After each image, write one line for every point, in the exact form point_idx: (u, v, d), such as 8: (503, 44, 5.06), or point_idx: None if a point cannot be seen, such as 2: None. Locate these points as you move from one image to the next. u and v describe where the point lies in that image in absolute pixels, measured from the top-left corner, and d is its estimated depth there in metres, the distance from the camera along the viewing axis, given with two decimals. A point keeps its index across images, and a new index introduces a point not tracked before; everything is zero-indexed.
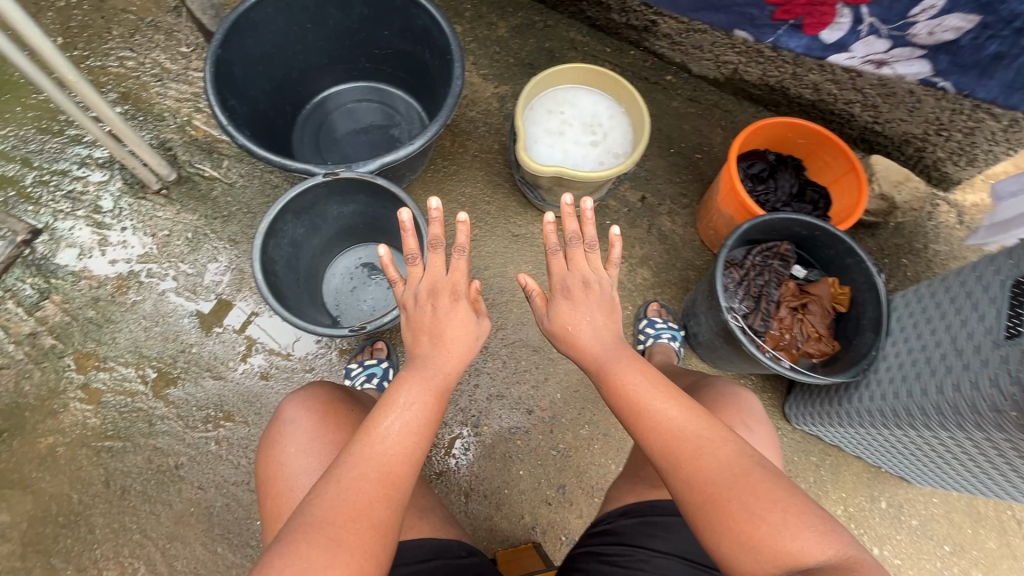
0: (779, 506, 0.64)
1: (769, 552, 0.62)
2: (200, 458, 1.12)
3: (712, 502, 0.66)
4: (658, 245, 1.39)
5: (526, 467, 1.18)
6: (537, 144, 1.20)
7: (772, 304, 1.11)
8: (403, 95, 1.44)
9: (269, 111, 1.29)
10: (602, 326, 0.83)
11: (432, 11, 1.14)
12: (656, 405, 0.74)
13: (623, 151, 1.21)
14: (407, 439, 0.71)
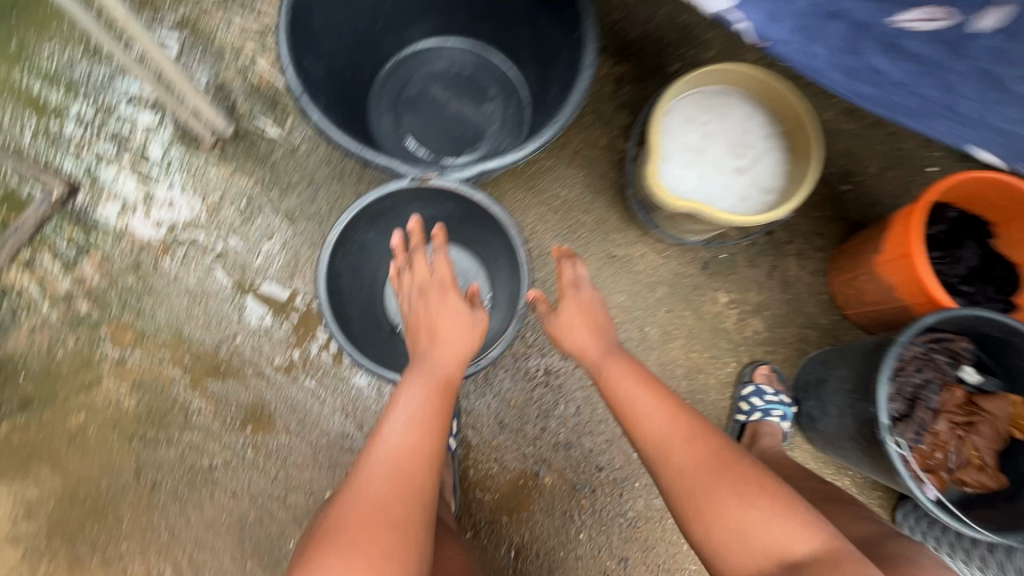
0: (767, 506, 0.69)
1: (758, 543, 0.68)
2: (236, 463, 1.02)
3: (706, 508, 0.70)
4: (778, 293, 1.16)
5: (586, 530, 1.05)
6: (669, 163, 0.96)
7: (929, 412, 0.90)
8: (502, 62, 1.19)
9: (346, 69, 1.06)
10: (587, 333, 0.87)
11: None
12: (644, 406, 0.79)
13: (773, 186, 0.96)
14: (411, 435, 0.71)
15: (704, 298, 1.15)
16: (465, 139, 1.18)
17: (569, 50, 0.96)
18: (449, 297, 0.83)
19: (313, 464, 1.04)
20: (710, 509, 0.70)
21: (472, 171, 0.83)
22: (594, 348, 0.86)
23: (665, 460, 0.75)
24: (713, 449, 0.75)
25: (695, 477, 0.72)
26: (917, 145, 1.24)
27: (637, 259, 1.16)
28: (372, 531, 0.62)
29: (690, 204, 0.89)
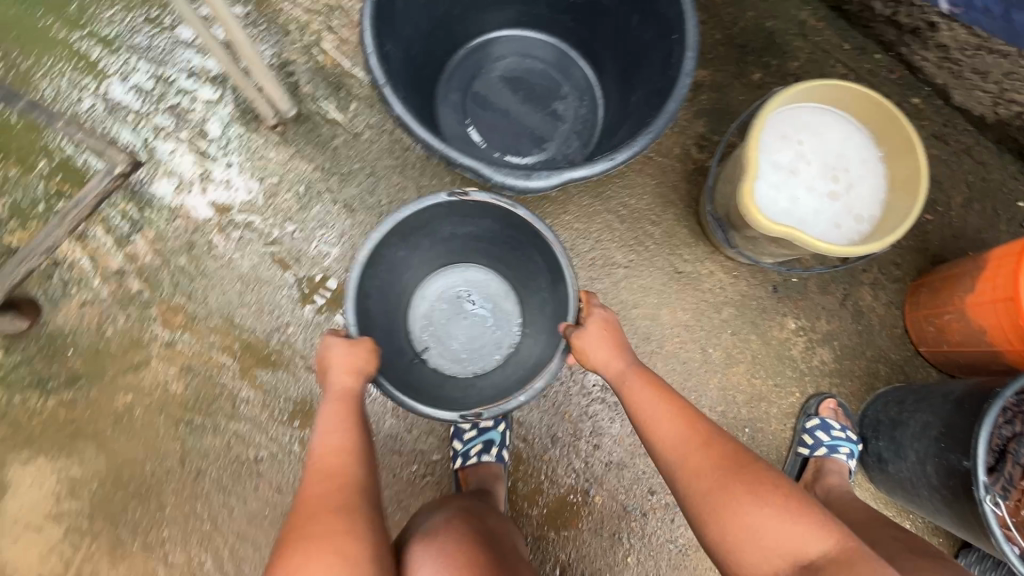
0: (785, 510, 0.64)
1: (774, 544, 0.63)
2: (282, 457, 1.00)
3: (720, 515, 0.65)
4: (849, 324, 1.11)
5: (634, 554, 1.02)
6: (760, 183, 0.91)
7: (1017, 466, 0.85)
8: (578, 59, 1.14)
9: (419, 56, 1.00)
10: (612, 349, 0.77)
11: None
12: (665, 413, 0.73)
13: (869, 215, 0.91)
14: (332, 445, 0.69)
15: (771, 322, 1.10)
16: (533, 137, 1.12)
17: (662, 53, 0.90)
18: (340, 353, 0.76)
19: None
20: (723, 518, 0.65)
21: (556, 180, 0.79)
22: (618, 364, 0.77)
23: (684, 470, 0.69)
24: (730, 451, 0.70)
25: (713, 482, 0.67)
26: (1007, 177, 1.17)
27: (704, 277, 1.11)
28: (297, 547, 0.59)
29: (785, 229, 0.83)
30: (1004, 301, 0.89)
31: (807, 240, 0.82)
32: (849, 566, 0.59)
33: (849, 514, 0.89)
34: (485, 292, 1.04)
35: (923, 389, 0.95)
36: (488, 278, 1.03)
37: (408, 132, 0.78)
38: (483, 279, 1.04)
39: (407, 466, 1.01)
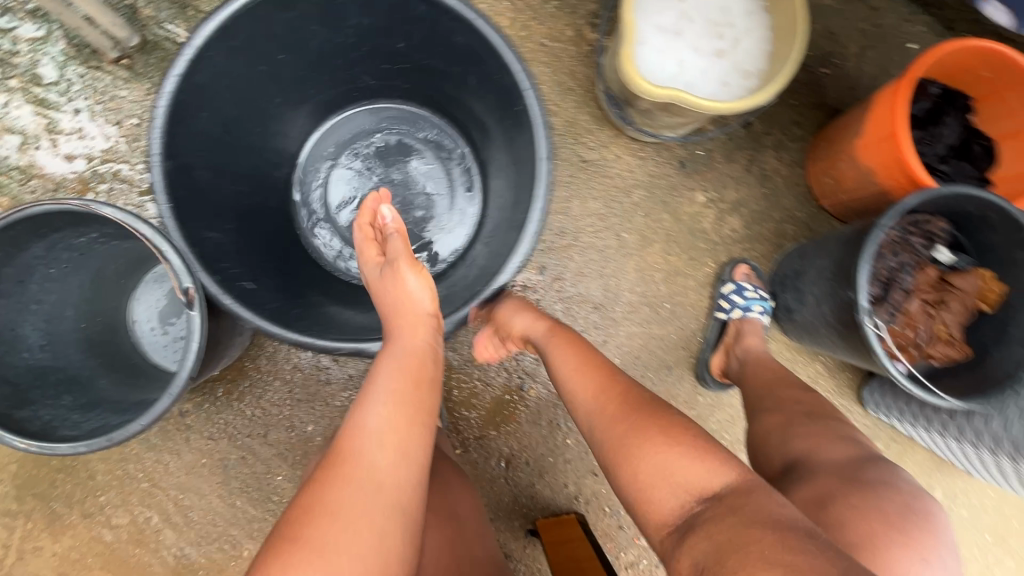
0: (685, 448, 0.61)
1: (674, 478, 0.59)
2: (207, 407, 0.98)
3: (631, 458, 0.63)
4: (755, 188, 1.13)
5: (573, 435, 1.06)
6: (645, 48, 0.87)
7: (903, 293, 0.91)
8: (428, 118, 1.05)
9: (252, 179, 0.89)
10: (530, 317, 0.87)
11: (493, 40, 0.74)
12: (575, 366, 0.78)
13: (756, 69, 0.89)
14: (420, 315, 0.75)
15: (681, 198, 1.11)
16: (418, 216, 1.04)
17: (512, 119, 0.82)
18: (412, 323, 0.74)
19: (290, 401, 1.00)
20: (632, 462, 0.63)
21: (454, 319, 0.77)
22: (537, 328, 0.85)
23: (596, 413, 0.72)
24: (644, 398, 0.70)
25: (618, 427, 0.68)
26: (899, 20, 1.17)
27: (611, 163, 1.09)
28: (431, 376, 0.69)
29: (668, 92, 0.81)
30: (885, 141, 0.91)
31: (692, 101, 0.81)
32: (743, 494, 0.55)
33: (761, 371, 0.94)
34: (159, 302, 0.96)
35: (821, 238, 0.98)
36: (124, 301, 0.94)
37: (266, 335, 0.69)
38: (134, 307, 0.95)
39: (340, 394, 1.01)
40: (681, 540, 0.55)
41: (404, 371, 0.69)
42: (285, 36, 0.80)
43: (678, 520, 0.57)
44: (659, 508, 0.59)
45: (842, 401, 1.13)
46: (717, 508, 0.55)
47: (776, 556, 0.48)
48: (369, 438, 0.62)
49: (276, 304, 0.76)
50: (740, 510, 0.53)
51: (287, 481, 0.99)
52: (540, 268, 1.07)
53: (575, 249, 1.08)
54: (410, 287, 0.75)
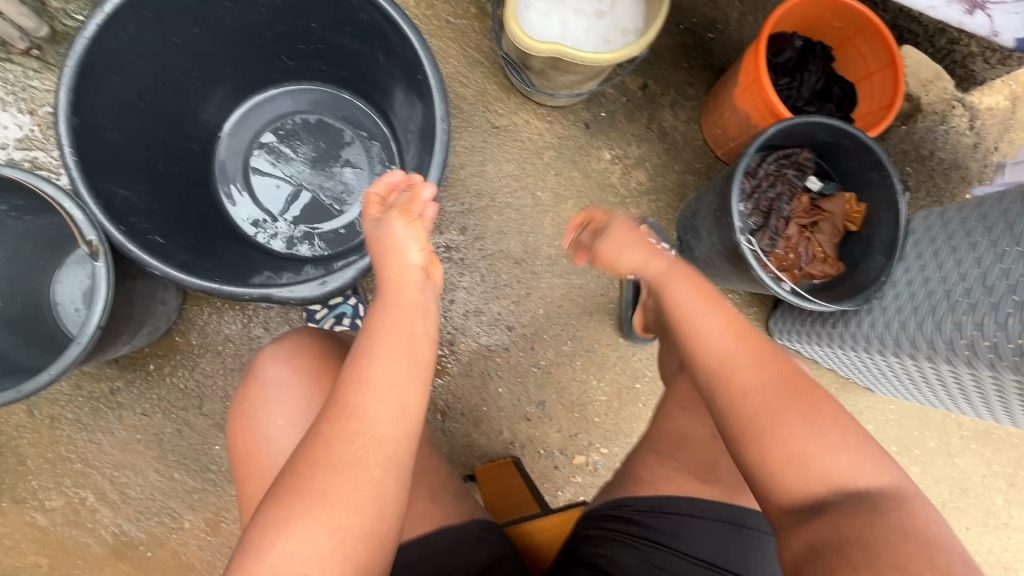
0: (840, 441, 0.57)
1: (816, 469, 0.56)
2: (138, 383, 0.99)
3: (762, 434, 0.58)
4: (656, 144, 1.22)
5: (505, 384, 1.12)
6: (530, 12, 0.95)
7: (781, 220, 1.01)
8: (347, 98, 1.09)
9: (168, 148, 0.92)
10: (644, 250, 0.76)
11: (391, 14, 0.81)
12: (695, 323, 0.65)
13: (633, 27, 0.99)
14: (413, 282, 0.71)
15: (589, 157, 1.19)
16: (337, 190, 1.08)
17: (414, 85, 0.89)
18: (395, 272, 0.72)
19: (223, 371, 1.02)
20: (763, 432, 0.58)
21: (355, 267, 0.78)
22: (658, 266, 0.74)
23: (721, 373, 0.62)
24: (785, 369, 0.61)
25: (760, 402, 0.59)
26: None
27: (522, 127, 1.17)
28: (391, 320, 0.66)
29: (551, 47, 0.89)
30: (754, 86, 1.02)
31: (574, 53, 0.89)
32: (892, 498, 0.55)
33: None
34: (80, 283, 0.96)
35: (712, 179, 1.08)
36: (47, 283, 0.95)
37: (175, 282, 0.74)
38: (58, 289, 0.95)
39: None
40: (803, 522, 0.56)
41: (393, 323, 0.65)
42: (192, 15, 0.84)
43: (806, 504, 0.56)
44: (780, 489, 0.57)
45: None
46: (851, 502, 0.55)
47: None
48: (368, 394, 0.59)
49: (184, 258, 0.79)
50: (857, 516, 0.53)
51: (225, 450, 1.01)
52: (462, 229, 1.13)
53: (493, 209, 1.15)
54: (397, 235, 0.73)
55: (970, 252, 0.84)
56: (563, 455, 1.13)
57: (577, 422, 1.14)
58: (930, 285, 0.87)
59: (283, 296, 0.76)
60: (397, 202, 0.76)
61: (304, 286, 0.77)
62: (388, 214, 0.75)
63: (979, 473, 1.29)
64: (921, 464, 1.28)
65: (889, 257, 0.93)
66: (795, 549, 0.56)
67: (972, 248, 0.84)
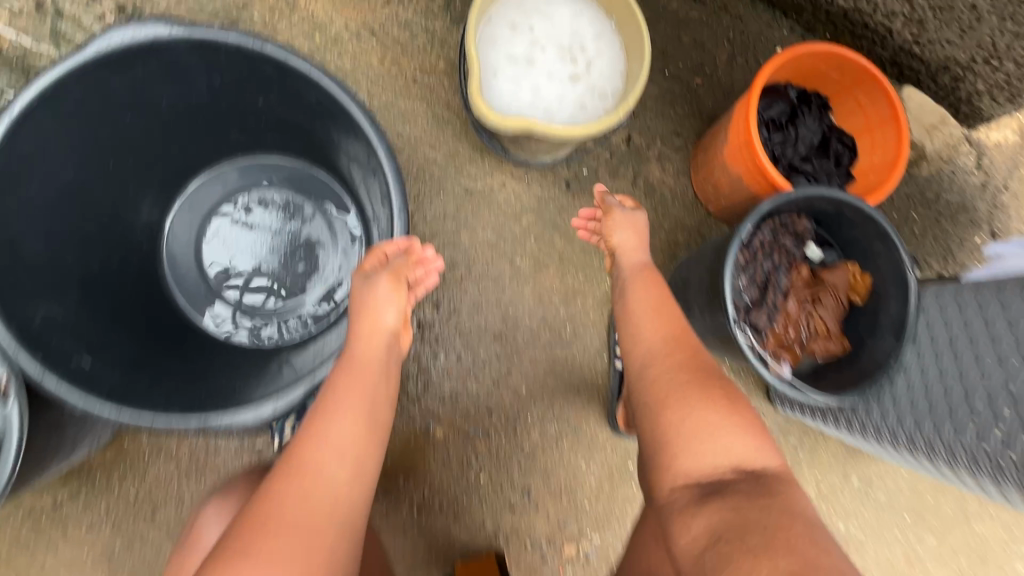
0: (739, 424, 0.67)
1: (715, 444, 0.65)
2: (84, 494, 0.91)
3: (676, 408, 0.69)
4: (643, 202, 1.14)
5: (486, 471, 1.04)
6: (498, 80, 0.88)
7: (778, 294, 0.93)
8: (306, 169, 1.00)
9: (106, 244, 0.83)
10: (636, 241, 0.90)
11: (339, 99, 0.74)
12: (642, 314, 0.81)
13: (611, 88, 0.90)
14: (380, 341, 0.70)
15: (571, 220, 1.11)
16: (297, 270, 1.00)
17: (371, 168, 0.81)
18: (370, 329, 0.70)
19: (176, 476, 0.94)
20: (683, 413, 0.68)
21: (301, 386, 0.71)
22: (636, 257, 0.89)
23: (656, 358, 0.75)
24: (708, 365, 0.74)
25: (675, 376, 0.72)
26: (763, 27, 1.21)
27: (497, 191, 1.08)
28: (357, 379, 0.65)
29: (521, 123, 0.81)
30: (746, 148, 0.94)
31: (546, 130, 0.81)
32: (779, 482, 0.62)
33: None
34: None
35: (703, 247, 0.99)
36: None
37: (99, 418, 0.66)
38: None
39: (231, 462, 0.95)
40: (698, 505, 0.62)
41: (357, 384, 0.65)
42: (122, 103, 0.76)
43: (706, 476, 0.64)
44: (687, 470, 0.65)
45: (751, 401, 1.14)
46: (750, 484, 0.61)
47: (797, 545, 0.53)
48: (323, 451, 0.59)
49: (113, 383, 0.71)
50: (750, 495, 0.59)
51: None
52: (436, 304, 1.05)
53: (469, 281, 1.07)
54: (379, 296, 0.71)
55: (967, 349, 0.80)
56: (551, 546, 1.04)
57: (565, 509, 1.05)
58: (928, 378, 0.82)
59: (223, 426, 0.68)
60: (392, 262, 0.73)
61: (247, 412, 0.69)
62: (378, 276, 0.72)
63: (1000, 540, 1.21)
64: (936, 533, 1.19)
65: (898, 338, 0.83)
66: (697, 534, 0.59)
67: (968, 342, 0.80)
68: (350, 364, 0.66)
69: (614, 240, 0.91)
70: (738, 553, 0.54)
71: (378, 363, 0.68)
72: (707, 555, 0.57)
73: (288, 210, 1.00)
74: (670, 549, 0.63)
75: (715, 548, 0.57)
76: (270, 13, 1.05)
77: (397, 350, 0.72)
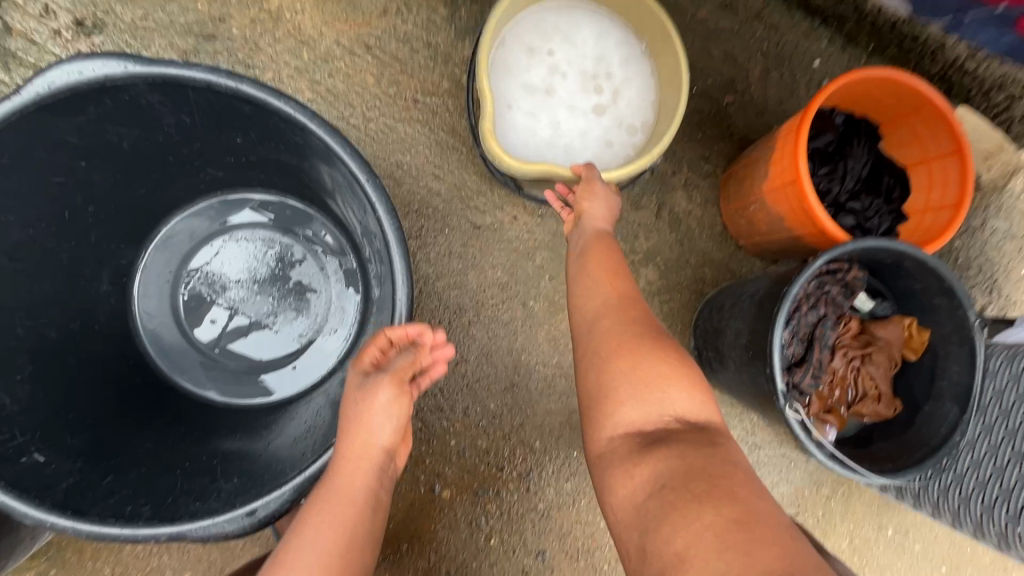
0: (682, 379, 0.61)
1: (658, 400, 0.59)
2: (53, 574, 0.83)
3: (620, 363, 0.62)
4: (668, 235, 1.04)
5: (497, 534, 0.95)
6: (515, 114, 0.83)
7: (825, 351, 0.83)
8: (295, 205, 0.89)
9: (63, 305, 0.73)
10: (606, 211, 0.75)
11: (332, 146, 0.63)
12: (591, 278, 0.71)
13: (640, 121, 0.84)
14: (361, 468, 0.61)
15: None
16: (287, 320, 0.89)
17: (366, 216, 0.69)
18: (357, 449, 0.61)
19: (154, 552, 0.85)
20: (630, 364, 0.62)
21: (289, 487, 0.61)
22: (599, 224, 0.75)
23: (601, 319, 0.68)
24: (648, 322, 0.67)
25: (623, 335, 0.65)
26: (800, 37, 1.08)
27: (508, 225, 0.98)
28: (326, 515, 0.58)
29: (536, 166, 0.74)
30: (790, 186, 0.84)
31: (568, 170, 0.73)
32: (713, 434, 0.58)
33: None
34: None
35: (737, 293, 0.90)
36: None
37: (53, 531, 0.57)
38: None
39: None
40: (637, 454, 0.57)
41: (325, 524, 0.57)
42: (73, 149, 0.66)
43: (644, 432, 0.59)
44: (627, 419, 0.60)
45: (783, 451, 1.05)
46: (694, 433, 0.57)
47: (740, 493, 0.50)
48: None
49: (70, 484, 0.61)
50: (696, 447, 0.55)
51: None
52: None
53: (476, 325, 0.96)
54: (375, 408, 0.62)
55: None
56: None
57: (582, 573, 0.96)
58: (998, 458, 0.72)
59: (198, 536, 0.59)
60: (392, 365, 0.63)
61: (226, 518, 0.59)
62: (377, 380, 0.62)
63: None
64: None
65: (963, 409, 0.74)
66: (637, 483, 0.55)
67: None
68: (324, 497, 0.59)
69: (584, 206, 0.74)
70: (678, 504, 0.50)
71: (359, 495, 0.60)
72: (641, 507, 0.53)
73: (276, 252, 0.90)
74: (605, 501, 0.59)
75: (655, 496, 0.52)
76: (251, 26, 0.93)
77: (390, 468, 0.64)
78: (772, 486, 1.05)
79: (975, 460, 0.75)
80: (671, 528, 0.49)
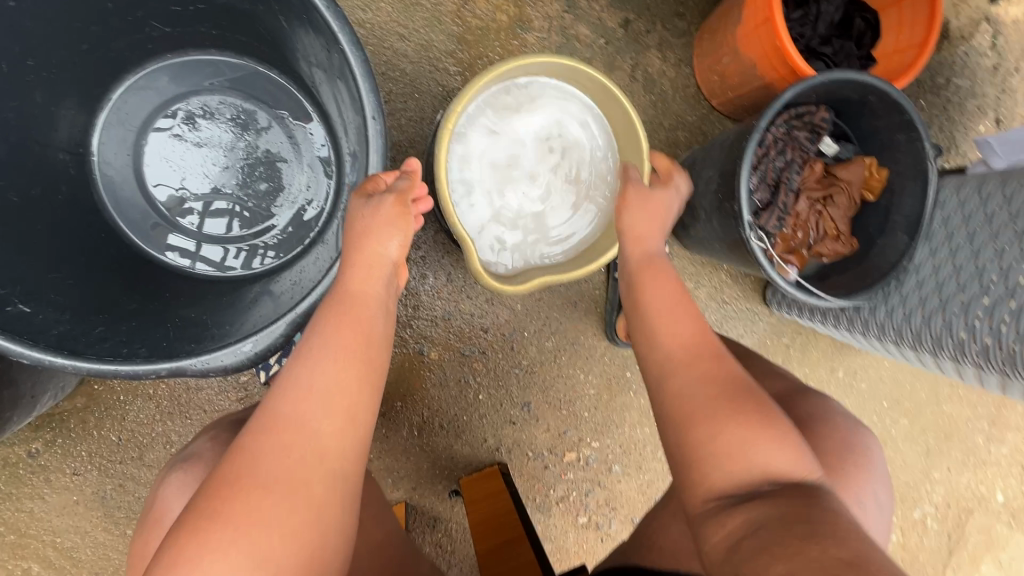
0: (761, 426, 0.56)
1: (739, 453, 0.55)
2: (61, 442, 0.86)
3: (698, 421, 0.58)
4: (641, 97, 1.03)
5: (484, 390, 1.02)
6: (486, 216, 0.86)
7: (790, 194, 0.86)
8: (255, 70, 0.84)
9: (20, 168, 0.71)
10: (654, 226, 0.77)
11: None
12: (665, 316, 0.68)
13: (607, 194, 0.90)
14: (374, 281, 0.62)
15: None
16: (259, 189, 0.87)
17: (331, 60, 0.66)
18: (371, 256, 0.62)
19: (158, 419, 0.88)
20: (707, 425, 0.57)
21: (282, 321, 0.62)
22: (651, 246, 0.76)
23: (673, 368, 0.63)
24: (726, 371, 0.61)
25: (694, 397, 0.59)
26: None
27: None
28: (347, 322, 0.58)
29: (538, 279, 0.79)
30: (764, 29, 0.83)
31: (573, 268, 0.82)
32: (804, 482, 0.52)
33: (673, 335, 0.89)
34: None
35: (710, 145, 0.91)
36: None
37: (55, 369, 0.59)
38: None
39: (216, 398, 0.89)
40: (729, 510, 0.52)
41: (348, 323, 0.58)
42: None
43: (735, 490, 0.54)
44: (716, 479, 0.55)
45: (748, 304, 1.13)
46: (785, 490, 0.52)
47: (838, 530, 0.46)
48: (308, 402, 0.53)
49: (61, 331, 0.63)
50: (793, 500, 0.50)
51: None
52: (420, 221, 0.96)
53: None
54: (382, 223, 0.63)
55: (988, 245, 0.75)
56: (552, 454, 1.05)
57: (564, 420, 1.05)
58: (939, 276, 0.80)
59: (198, 370, 0.62)
60: (396, 187, 0.65)
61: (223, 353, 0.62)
62: (382, 199, 0.63)
63: (980, 423, 1.24)
64: (921, 420, 1.22)
65: (912, 236, 0.80)
66: (729, 533, 0.51)
67: (990, 237, 0.75)
68: (344, 300, 0.60)
69: (627, 218, 0.77)
70: (768, 538, 0.47)
71: (375, 302, 0.61)
72: (735, 555, 0.49)
73: (239, 120, 0.85)
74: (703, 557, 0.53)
75: (751, 536, 0.49)
76: None
77: (395, 284, 0.66)
78: (737, 337, 1.13)
79: (919, 281, 0.82)
80: (766, 559, 0.46)
